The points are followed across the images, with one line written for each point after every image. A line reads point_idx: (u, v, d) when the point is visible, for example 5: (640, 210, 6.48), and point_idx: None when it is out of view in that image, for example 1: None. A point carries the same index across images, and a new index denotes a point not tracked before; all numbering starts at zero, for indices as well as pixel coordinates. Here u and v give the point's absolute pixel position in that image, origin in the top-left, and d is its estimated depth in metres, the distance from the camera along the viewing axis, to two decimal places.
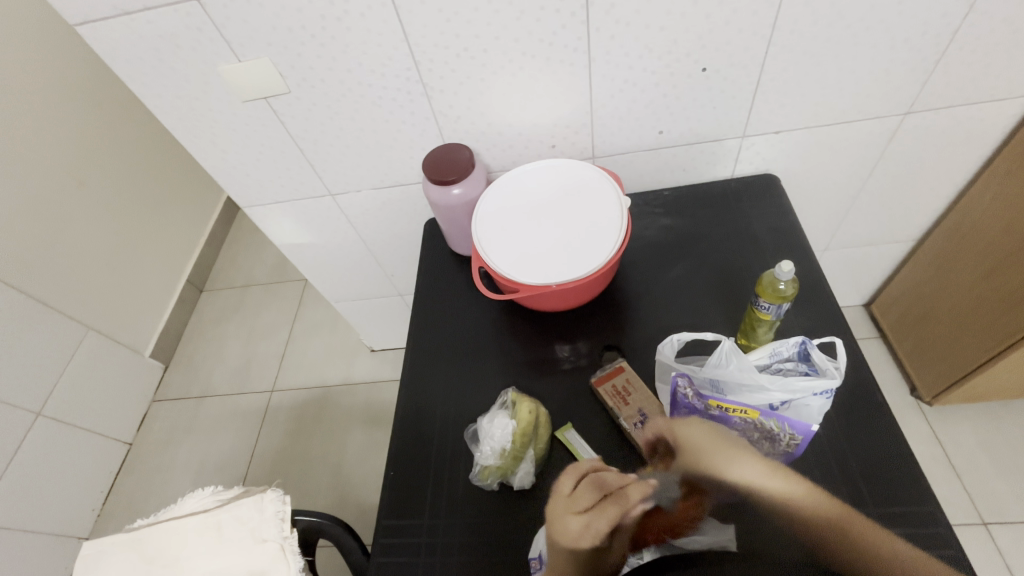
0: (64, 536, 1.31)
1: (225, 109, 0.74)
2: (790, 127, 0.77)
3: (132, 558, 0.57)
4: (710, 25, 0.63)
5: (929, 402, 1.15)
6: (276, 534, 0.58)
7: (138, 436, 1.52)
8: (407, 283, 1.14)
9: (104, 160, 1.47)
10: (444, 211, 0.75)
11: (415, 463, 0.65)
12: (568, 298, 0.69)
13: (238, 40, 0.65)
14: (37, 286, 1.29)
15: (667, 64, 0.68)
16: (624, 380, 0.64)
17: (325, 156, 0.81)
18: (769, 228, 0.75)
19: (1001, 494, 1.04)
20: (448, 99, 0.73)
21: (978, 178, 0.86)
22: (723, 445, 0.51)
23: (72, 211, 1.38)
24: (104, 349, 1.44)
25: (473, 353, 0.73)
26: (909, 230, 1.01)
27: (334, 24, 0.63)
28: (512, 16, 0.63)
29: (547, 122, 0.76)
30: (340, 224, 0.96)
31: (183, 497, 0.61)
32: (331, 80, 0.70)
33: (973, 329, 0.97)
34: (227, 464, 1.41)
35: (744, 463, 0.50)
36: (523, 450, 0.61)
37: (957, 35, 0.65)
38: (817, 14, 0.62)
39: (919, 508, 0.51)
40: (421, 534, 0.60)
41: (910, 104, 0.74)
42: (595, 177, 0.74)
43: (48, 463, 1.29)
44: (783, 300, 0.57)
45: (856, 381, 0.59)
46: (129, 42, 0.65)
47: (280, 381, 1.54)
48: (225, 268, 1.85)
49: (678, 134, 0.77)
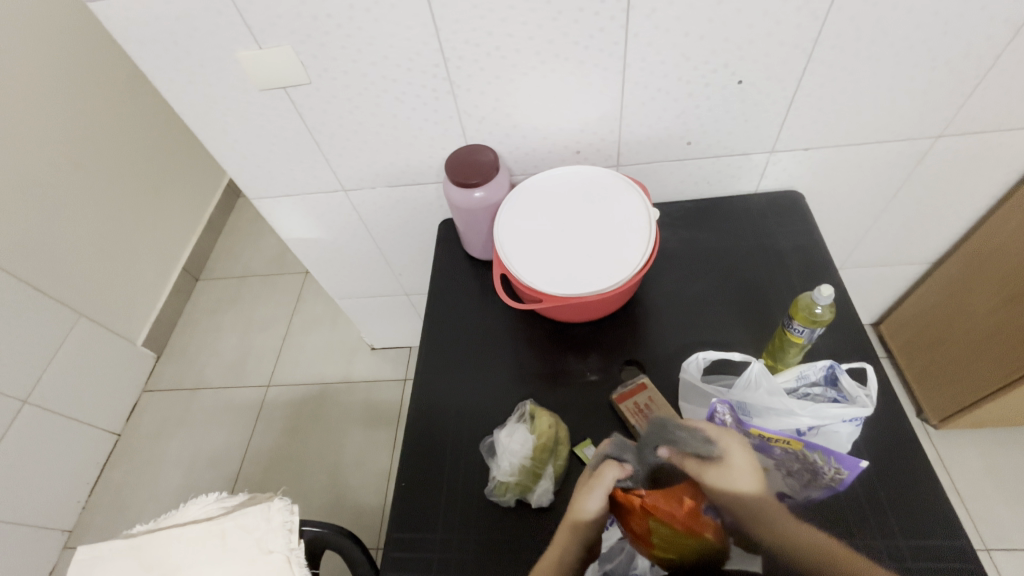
0: (46, 528, 1.27)
1: (240, 97, 0.71)
2: (819, 145, 0.76)
3: (130, 565, 0.54)
4: (751, 35, 0.62)
5: (935, 425, 1.15)
6: (284, 544, 0.55)
7: (127, 426, 1.48)
8: (415, 283, 1.11)
9: (100, 140, 1.41)
10: (464, 213, 0.73)
11: (427, 474, 0.62)
12: (590, 310, 0.67)
13: (260, 26, 0.62)
14: (28, 268, 1.24)
15: (702, 75, 0.66)
16: (646, 398, 0.63)
17: (341, 149, 0.78)
18: (794, 248, 0.74)
19: (1003, 520, 1.04)
20: (474, 99, 0.70)
21: (1001, 204, 0.86)
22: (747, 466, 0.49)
23: (68, 190, 1.33)
24: (96, 336, 1.40)
25: (489, 361, 0.71)
26: (925, 253, 1.01)
27: (362, 15, 0.60)
28: (549, 15, 0.60)
29: (575, 127, 0.74)
30: (349, 220, 0.93)
31: (186, 503, 0.58)
32: (354, 73, 0.67)
33: (987, 355, 0.97)
34: (220, 460, 1.38)
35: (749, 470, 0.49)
36: (543, 466, 0.59)
37: (998, 60, 0.64)
38: (861, 31, 0.61)
39: (947, 542, 0.50)
40: (433, 550, 0.57)
41: (943, 126, 0.73)
42: (621, 185, 0.72)
43: (32, 452, 1.24)
44: (817, 324, 0.56)
45: (885, 409, 0.58)
46: (145, 21, 0.62)
47: (277, 375, 1.50)
48: (222, 257, 1.81)
49: (707, 145, 0.75)
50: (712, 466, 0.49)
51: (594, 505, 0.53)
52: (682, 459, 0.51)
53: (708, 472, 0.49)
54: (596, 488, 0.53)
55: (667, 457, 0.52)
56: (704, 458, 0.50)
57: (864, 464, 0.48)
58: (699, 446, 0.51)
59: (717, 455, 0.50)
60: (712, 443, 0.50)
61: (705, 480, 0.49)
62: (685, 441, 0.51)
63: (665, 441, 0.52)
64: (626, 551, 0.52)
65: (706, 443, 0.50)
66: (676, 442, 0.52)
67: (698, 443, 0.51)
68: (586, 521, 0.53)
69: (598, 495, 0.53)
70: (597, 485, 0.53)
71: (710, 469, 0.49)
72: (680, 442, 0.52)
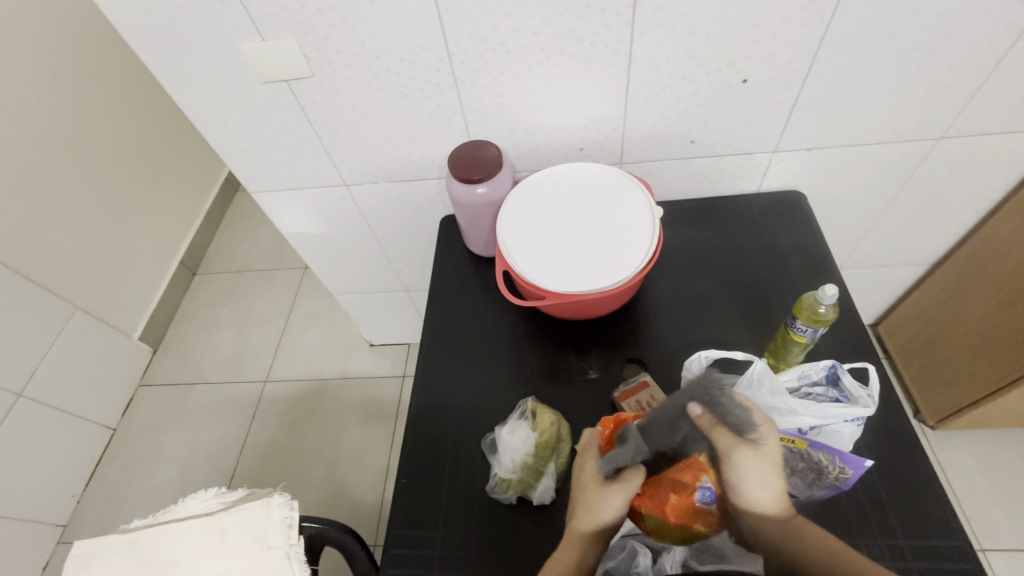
0: (40, 522, 1.26)
1: (241, 89, 0.70)
2: (821, 146, 0.76)
3: (128, 561, 0.54)
4: (756, 34, 0.61)
5: (931, 426, 1.16)
6: (283, 540, 0.55)
7: (123, 420, 1.47)
8: (414, 279, 1.11)
9: (97, 132, 1.39)
10: (466, 209, 0.73)
11: (427, 472, 0.62)
12: (592, 307, 0.67)
13: (262, 17, 0.61)
14: (23, 261, 1.23)
15: (707, 73, 0.66)
16: (647, 397, 0.63)
17: (342, 144, 0.78)
18: (796, 248, 0.74)
19: (997, 520, 1.05)
20: (478, 94, 0.70)
21: (1000, 208, 0.86)
22: (771, 462, 0.48)
23: (64, 183, 1.32)
24: (92, 329, 1.39)
25: (490, 357, 0.71)
26: (924, 255, 1.01)
27: (366, 8, 0.60)
28: (555, 12, 0.60)
29: (580, 124, 0.73)
30: (350, 215, 0.93)
31: (184, 498, 0.57)
32: (357, 66, 0.67)
33: (985, 357, 0.97)
34: (216, 455, 1.37)
35: (772, 469, 0.48)
36: (544, 463, 0.59)
37: (1001, 63, 0.64)
38: (867, 31, 0.61)
39: (948, 542, 0.50)
40: (434, 547, 0.57)
41: (945, 128, 0.73)
42: (625, 183, 0.72)
43: (26, 446, 1.23)
44: (819, 323, 0.56)
45: (886, 409, 0.59)
46: (146, 10, 0.61)
47: (275, 371, 1.50)
48: (220, 251, 1.80)
49: (710, 144, 0.75)
50: (744, 445, 0.48)
51: (613, 511, 0.50)
52: (712, 425, 0.50)
53: (735, 446, 0.48)
54: (616, 492, 0.50)
55: (695, 417, 0.51)
56: (740, 432, 0.49)
57: (869, 463, 0.48)
58: (737, 419, 0.49)
59: (754, 433, 0.49)
60: (754, 424, 0.49)
61: (729, 451, 0.48)
62: (725, 411, 0.50)
63: (701, 399, 0.51)
64: (627, 549, 0.53)
65: (748, 422, 0.49)
66: (722, 416, 0.50)
67: (737, 417, 0.49)
68: (601, 523, 0.50)
69: (615, 498, 0.50)
70: (622, 490, 0.50)
71: (741, 445, 0.48)
72: (724, 416, 0.50)
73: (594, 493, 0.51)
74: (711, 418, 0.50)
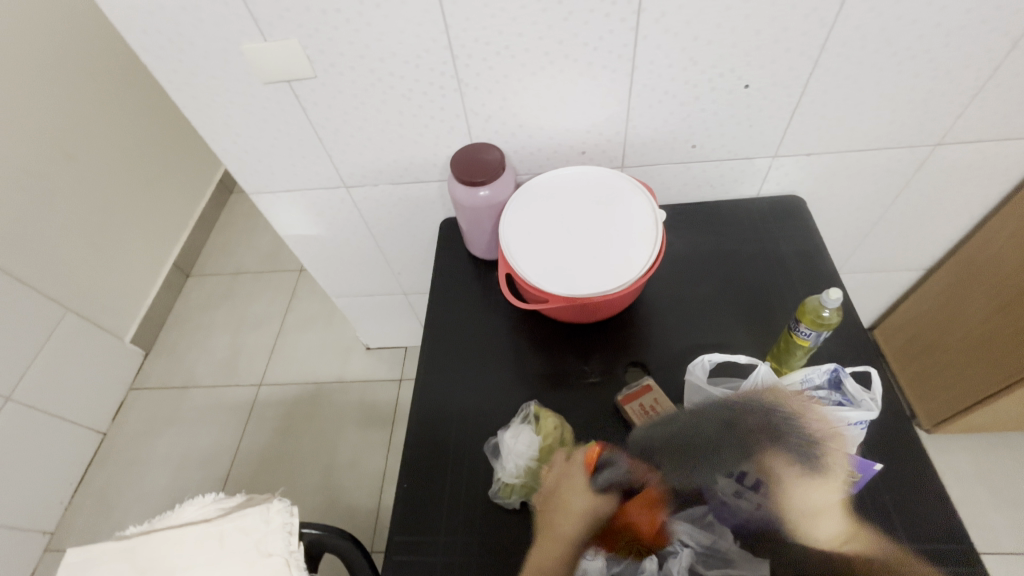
0: (27, 530, 1.23)
1: (242, 90, 0.70)
2: (823, 151, 0.76)
3: (123, 570, 0.52)
4: (758, 41, 0.62)
5: (928, 430, 1.17)
6: (283, 547, 0.54)
7: (114, 425, 1.44)
8: (413, 282, 1.10)
9: (91, 132, 1.38)
10: (468, 212, 0.72)
11: (429, 477, 0.61)
12: (594, 311, 0.67)
13: (266, 18, 0.61)
14: (13, 262, 1.20)
15: (711, 79, 0.67)
16: (651, 400, 0.62)
17: (344, 146, 0.78)
18: (796, 252, 0.74)
19: (994, 524, 1.06)
20: (481, 97, 0.70)
21: (995, 213, 0.88)
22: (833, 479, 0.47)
23: (57, 183, 1.30)
24: (83, 332, 1.36)
25: (492, 361, 0.70)
26: (919, 260, 1.02)
27: (371, 10, 0.60)
28: (560, 15, 0.60)
29: (582, 128, 0.73)
30: (349, 217, 0.92)
31: (182, 504, 0.56)
32: (360, 68, 0.66)
33: (981, 362, 0.99)
34: (209, 460, 1.35)
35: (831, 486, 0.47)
36: (548, 468, 0.59)
37: (997, 71, 0.65)
38: (867, 39, 0.61)
39: (950, 546, 0.50)
40: (437, 553, 0.56)
41: (941, 135, 0.74)
42: (627, 187, 0.72)
43: (14, 451, 1.21)
44: (823, 327, 0.56)
45: (888, 413, 0.59)
46: (147, 10, 0.60)
47: (269, 375, 1.48)
48: (214, 253, 1.78)
49: (711, 148, 0.76)
50: (806, 472, 0.46)
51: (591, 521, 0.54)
52: (777, 452, 0.46)
53: (797, 473, 0.46)
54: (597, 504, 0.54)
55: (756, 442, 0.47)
56: (805, 461, 0.46)
57: (875, 465, 0.49)
58: (803, 447, 0.46)
59: (820, 461, 0.46)
60: (818, 449, 0.47)
61: (789, 475, 0.46)
62: (790, 439, 0.46)
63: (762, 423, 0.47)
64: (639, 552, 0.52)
65: (812, 448, 0.46)
66: (788, 444, 0.46)
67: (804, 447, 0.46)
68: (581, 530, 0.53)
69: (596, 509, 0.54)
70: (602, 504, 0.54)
71: (801, 471, 0.46)
72: (788, 444, 0.46)
73: (580, 502, 0.55)
74: (775, 446, 0.46)
